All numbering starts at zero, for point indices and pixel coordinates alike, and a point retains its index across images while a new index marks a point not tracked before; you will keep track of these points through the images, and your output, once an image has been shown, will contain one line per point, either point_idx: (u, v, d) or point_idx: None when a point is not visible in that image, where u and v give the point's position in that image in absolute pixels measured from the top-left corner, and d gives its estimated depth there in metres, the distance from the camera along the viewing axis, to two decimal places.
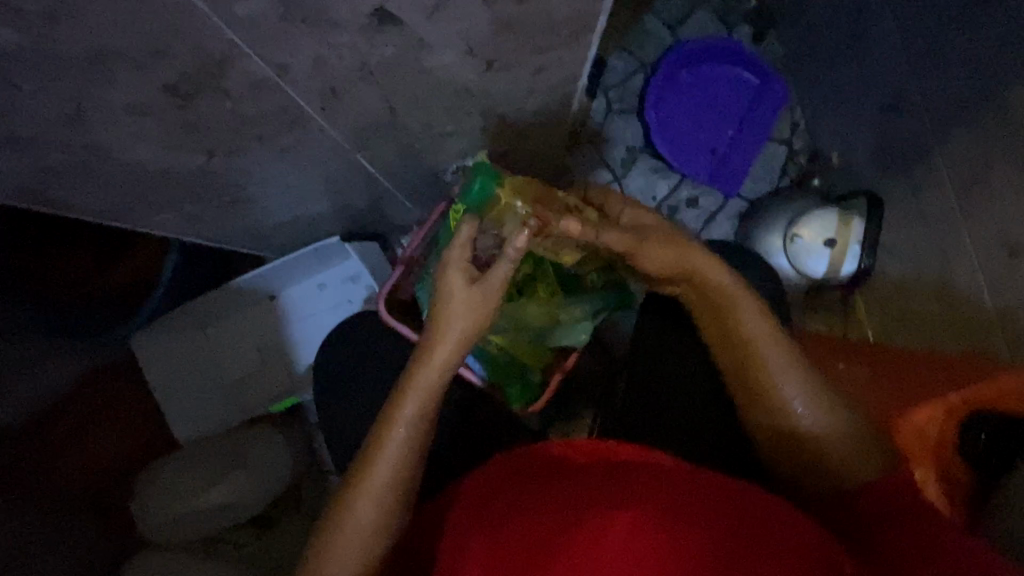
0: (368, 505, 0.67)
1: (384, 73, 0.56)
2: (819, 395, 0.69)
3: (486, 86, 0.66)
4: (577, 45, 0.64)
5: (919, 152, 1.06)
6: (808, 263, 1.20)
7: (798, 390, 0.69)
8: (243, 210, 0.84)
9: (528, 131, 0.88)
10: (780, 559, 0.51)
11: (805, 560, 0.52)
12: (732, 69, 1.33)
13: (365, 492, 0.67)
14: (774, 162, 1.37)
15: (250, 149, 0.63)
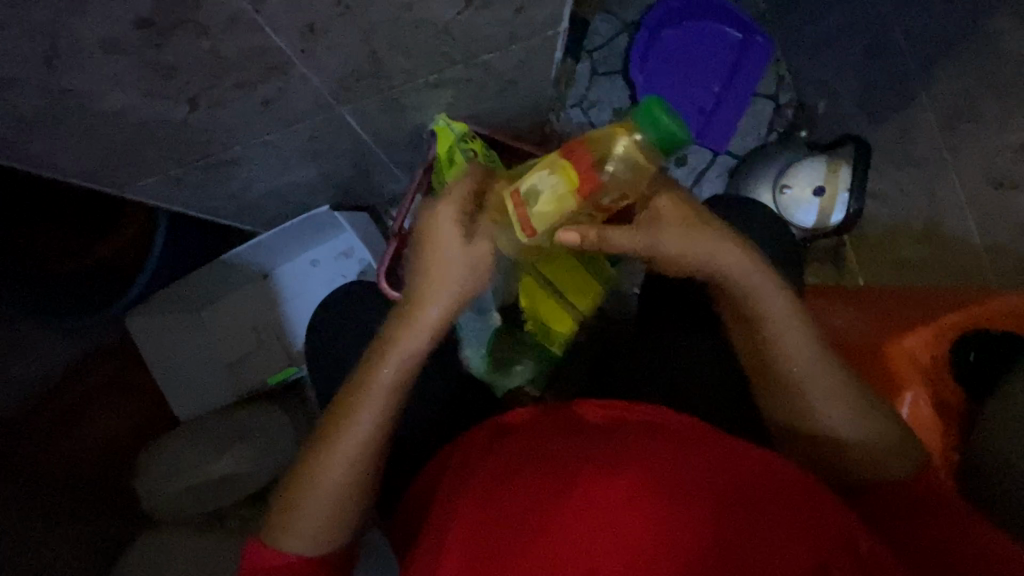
0: (358, 428, 0.66)
1: (362, 8, 0.55)
2: (859, 413, 0.67)
3: (467, 25, 0.65)
4: None
5: (903, 94, 1.07)
6: (800, 212, 1.20)
7: (837, 410, 0.67)
8: (229, 174, 0.84)
9: (512, 83, 0.88)
10: (757, 523, 0.54)
11: (782, 518, 0.55)
12: (715, 24, 1.32)
13: (357, 416, 0.65)
14: (761, 118, 1.35)
15: (231, 98, 0.63)
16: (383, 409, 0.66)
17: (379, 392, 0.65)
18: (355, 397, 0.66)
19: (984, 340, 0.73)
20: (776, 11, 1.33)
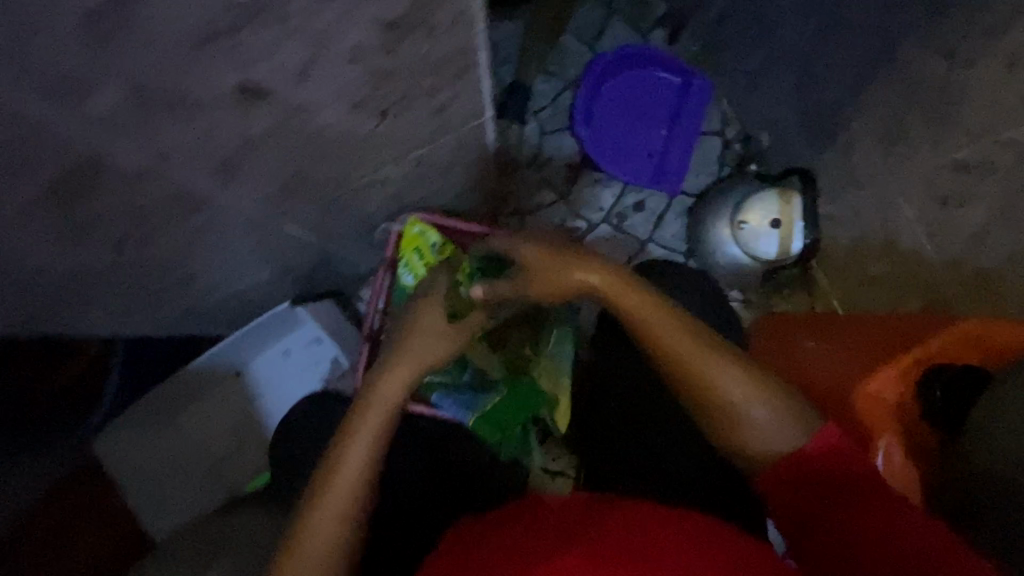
0: (371, 414, 0.75)
1: (271, 141, 0.56)
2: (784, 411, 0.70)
3: (384, 132, 0.66)
4: (467, 81, 0.64)
5: (836, 122, 1.08)
6: (761, 246, 1.21)
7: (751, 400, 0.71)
8: (176, 293, 0.84)
9: (450, 168, 0.88)
10: None
11: None
12: (651, 73, 1.35)
13: (373, 402, 0.75)
14: (710, 155, 1.38)
15: (158, 235, 0.63)
16: (372, 439, 0.74)
17: (389, 395, 0.76)
18: (347, 433, 0.74)
19: (948, 377, 0.73)
20: (709, 51, 1.35)
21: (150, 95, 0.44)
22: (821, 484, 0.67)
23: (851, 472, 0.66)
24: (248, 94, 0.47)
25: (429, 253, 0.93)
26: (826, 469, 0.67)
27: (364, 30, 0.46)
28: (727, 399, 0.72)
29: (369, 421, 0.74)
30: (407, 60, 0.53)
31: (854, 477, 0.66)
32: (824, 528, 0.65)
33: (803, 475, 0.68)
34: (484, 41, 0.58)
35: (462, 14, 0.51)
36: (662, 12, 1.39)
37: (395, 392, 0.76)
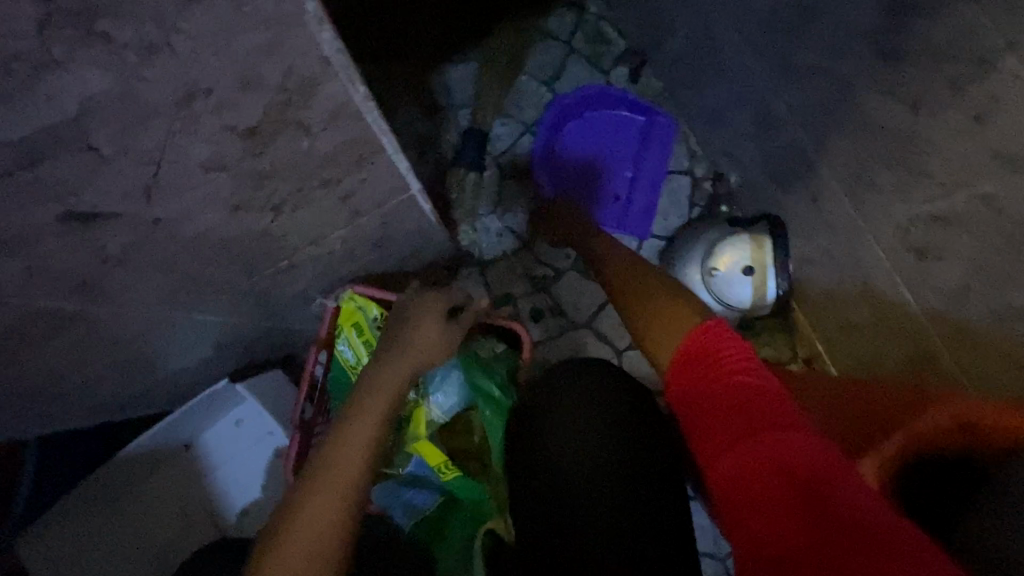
0: (378, 401, 0.69)
1: (136, 254, 0.49)
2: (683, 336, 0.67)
3: (286, 223, 0.59)
4: (374, 166, 0.57)
5: (804, 165, 1.01)
6: (733, 293, 1.14)
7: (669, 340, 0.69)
8: (80, 393, 0.76)
9: (382, 239, 0.81)
10: None
11: None
12: (610, 112, 1.31)
13: (377, 387, 0.71)
14: (680, 195, 1.31)
15: (28, 355, 0.56)
16: (360, 464, 0.64)
17: (373, 420, 0.68)
18: (326, 459, 0.63)
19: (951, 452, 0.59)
20: (673, 88, 1.30)
21: None
22: (713, 404, 0.59)
23: (743, 384, 0.58)
24: (82, 224, 0.40)
25: (369, 330, 0.86)
26: (708, 371, 0.61)
27: (215, 142, 0.40)
28: (666, 338, 0.70)
29: (378, 407, 0.69)
30: (286, 159, 0.47)
31: (741, 379, 0.58)
32: (724, 452, 0.55)
33: (699, 395, 0.61)
34: (382, 129, 0.51)
35: (341, 110, 0.44)
36: (622, 49, 1.33)
37: (403, 376, 0.73)
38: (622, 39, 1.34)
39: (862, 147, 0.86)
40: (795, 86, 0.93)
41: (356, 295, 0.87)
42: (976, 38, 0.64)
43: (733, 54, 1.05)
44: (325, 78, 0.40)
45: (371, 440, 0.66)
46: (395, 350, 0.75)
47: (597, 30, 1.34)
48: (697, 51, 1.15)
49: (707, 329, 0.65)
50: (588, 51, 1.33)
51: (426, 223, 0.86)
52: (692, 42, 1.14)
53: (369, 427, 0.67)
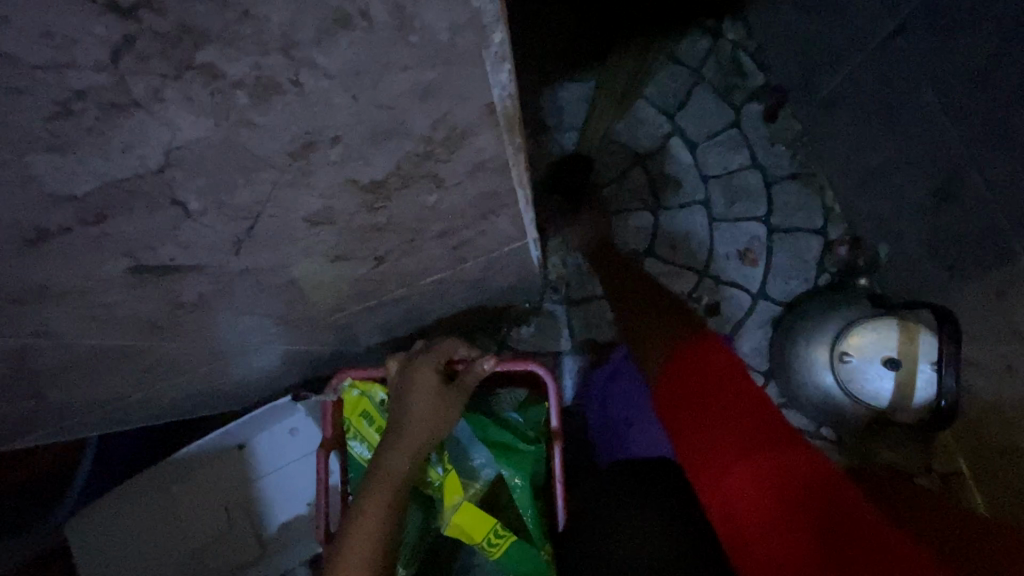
0: (399, 455, 0.67)
1: (216, 301, 0.42)
2: None
3: (385, 271, 0.50)
4: (500, 220, 0.47)
5: (995, 254, 0.82)
6: (869, 388, 0.94)
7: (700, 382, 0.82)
8: (146, 403, 0.72)
9: (481, 282, 0.71)
10: None
11: None
12: (733, 159, 1.16)
13: (396, 445, 0.67)
14: (807, 258, 1.13)
15: (95, 378, 0.52)
16: (378, 527, 0.61)
17: (392, 479, 0.65)
18: (350, 524, 0.61)
19: None
20: (816, 135, 1.13)
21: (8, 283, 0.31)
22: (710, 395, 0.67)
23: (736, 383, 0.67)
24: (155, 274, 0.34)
25: (379, 415, 0.78)
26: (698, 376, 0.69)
27: (326, 193, 0.32)
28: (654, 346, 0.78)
29: (399, 466, 0.66)
30: (405, 214, 0.38)
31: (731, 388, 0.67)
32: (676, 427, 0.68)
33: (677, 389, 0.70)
34: (522, 183, 0.41)
35: (488, 162, 0.35)
36: (759, 84, 1.18)
37: (428, 431, 0.69)
38: (760, 73, 1.19)
39: None
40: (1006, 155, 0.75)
41: (356, 381, 0.80)
42: None
43: (913, 108, 0.87)
44: (479, 128, 0.31)
45: (389, 498, 0.63)
46: (408, 404, 0.70)
47: (733, 61, 1.19)
48: (860, 99, 0.98)
49: (686, 346, 0.73)
50: (719, 83, 1.18)
51: (528, 269, 0.75)
52: (858, 87, 0.97)
53: (388, 485, 0.64)
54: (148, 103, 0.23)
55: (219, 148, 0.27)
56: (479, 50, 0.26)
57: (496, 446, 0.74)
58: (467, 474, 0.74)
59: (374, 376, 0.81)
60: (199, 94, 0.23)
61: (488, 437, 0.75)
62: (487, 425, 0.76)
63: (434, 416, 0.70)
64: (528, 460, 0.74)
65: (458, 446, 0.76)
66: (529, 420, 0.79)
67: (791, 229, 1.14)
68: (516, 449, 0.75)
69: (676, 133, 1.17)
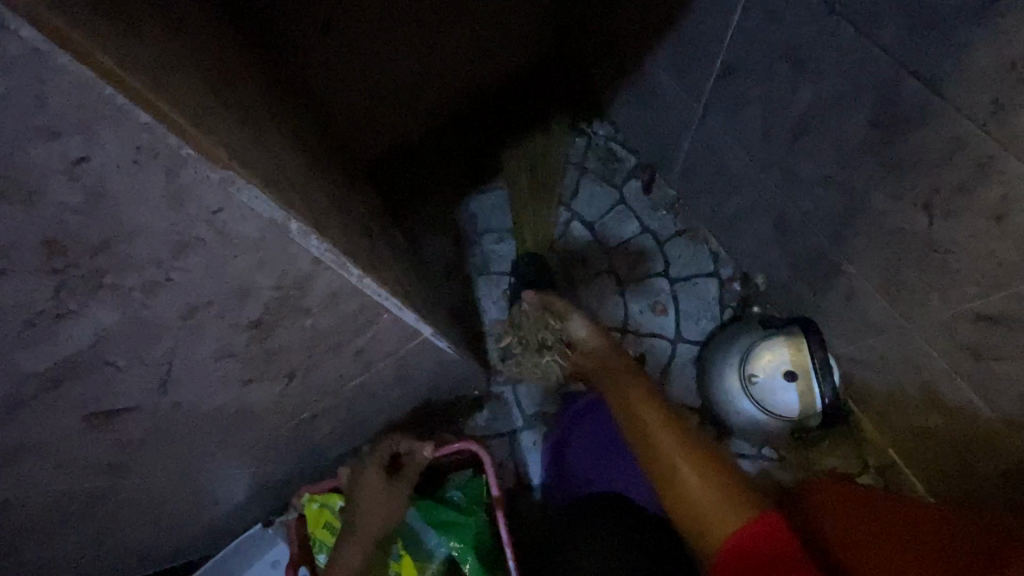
0: (354, 546, 0.76)
1: (158, 437, 0.54)
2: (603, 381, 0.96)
3: (299, 386, 0.62)
4: (381, 328, 0.60)
5: (831, 266, 0.98)
6: (777, 401, 1.07)
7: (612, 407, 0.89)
8: (120, 555, 0.79)
9: (400, 380, 0.82)
10: None
11: None
12: (624, 227, 1.32)
13: (349, 540, 0.76)
14: (708, 297, 1.27)
15: (70, 525, 0.61)
16: None
17: (350, 559, 0.75)
18: None
19: None
20: (686, 196, 1.30)
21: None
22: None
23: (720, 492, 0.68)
24: (106, 417, 0.47)
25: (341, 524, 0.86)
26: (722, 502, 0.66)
27: (221, 337, 0.46)
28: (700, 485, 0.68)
29: (354, 556, 0.75)
30: (288, 337, 0.51)
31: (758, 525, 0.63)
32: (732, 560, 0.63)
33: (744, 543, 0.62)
34: (381, 297, 0.54)
35: (339, 290, 0.49)
36: (633, 164, 1.35)
37: (378, 521, 0.78)
38: (630, 156, 1.36)
39: (880, 249, 0.85)
40: (804, 192, 0.94)
41: (316, 494, 0.88)
42: (970, 146, 0.66)
43: (737, 165, 1.07)
44: (319, 272, 0.46)
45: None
46: (358, 501, 0.79)
47: (607, 150, 1.36)
48: (702, 168, 1.18)
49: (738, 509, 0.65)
50: (599, 170, 1.35)
51: (445, 364, 0.85)
52: (694, 157, 1.18)
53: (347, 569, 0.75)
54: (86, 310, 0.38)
55: (136, 327, 0.41)
56: (287, 235, 0.42)
57: (444, 527, 0.84)
58: (421, 557, 0.82)
59: (331, 485, 0.89)
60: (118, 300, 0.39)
61: (433, 516, 0.84)
62: (431, 506, 0.85)
63: (381, 510, 0.79)
64: (469, 528, 0.84)
65: (412, 531, 0.84)
66: (471, 492, 0.88)
67: (688, 277, 1.29)
68: (459, 522, 0.84)
69: (573, 218, 1.33)
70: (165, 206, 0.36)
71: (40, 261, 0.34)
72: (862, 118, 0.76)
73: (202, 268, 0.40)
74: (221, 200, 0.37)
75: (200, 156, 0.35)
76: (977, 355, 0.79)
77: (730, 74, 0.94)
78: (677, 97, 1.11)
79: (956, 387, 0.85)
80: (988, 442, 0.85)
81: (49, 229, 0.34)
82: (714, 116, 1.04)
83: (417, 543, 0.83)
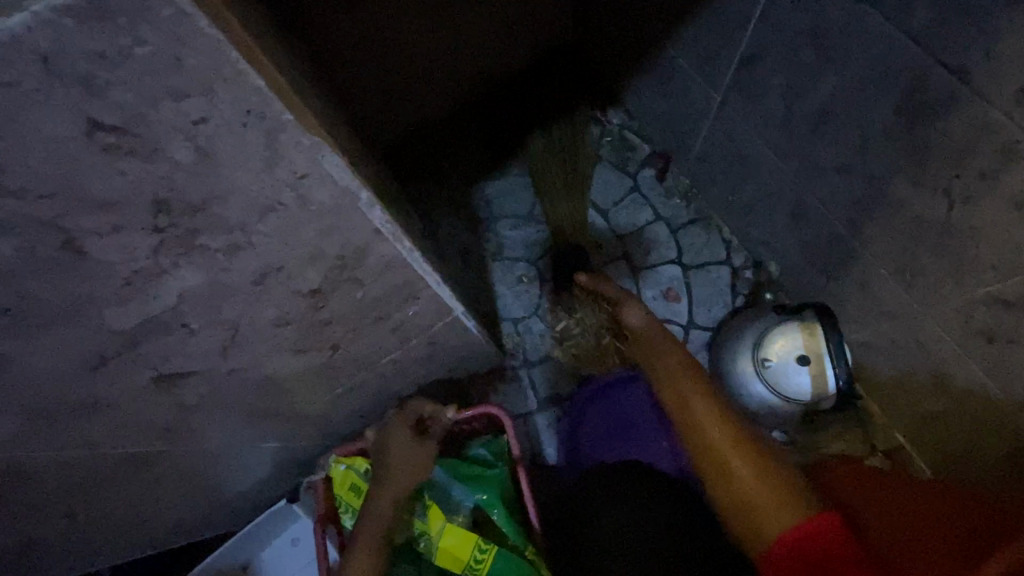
0: (382, 501, 0.78)
1: (209, 403, 0.56)
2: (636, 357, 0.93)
3: (339, 358, 0.64)
4: (422, 302, 0.61)
5: (846, 253, 1.00)
6: (790, 384, 1.09)
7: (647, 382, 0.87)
8: (154, 523, 0.81)
9: (428, 358, 0.84)
10: None
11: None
12: (639, 214, 1.34)
13: (377, 494, 0.79)
14: (720, 285, 1.29)
15: (117, 488, 0.63)
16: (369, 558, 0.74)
17: (381, 513, 0.77)
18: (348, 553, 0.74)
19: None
20: (701, 184, 1.31)
21: (71, 405, 0.45)
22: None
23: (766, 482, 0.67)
24: (168, 379, 0.49)
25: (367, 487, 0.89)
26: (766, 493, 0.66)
27: (279, 305, 0.48)
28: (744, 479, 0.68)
29: (382, 510, 0.78)
30: (339, 308, 0.53)
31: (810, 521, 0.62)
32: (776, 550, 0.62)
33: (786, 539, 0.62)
34: (427, 271, 0.56)
35: (391, 263, 0.51)
36: (647, 153, 1.37)
37: (410, 476, 0.81)
38: (645, 144, 1.37)
39: (898, 235, 0.87)
40: (822, 179, 0.95)
41: (342, 457, 0.90)
42: (994, 133, 0.67)
43: (755, 152, 1.08)
44: (376, 242, 0.48)
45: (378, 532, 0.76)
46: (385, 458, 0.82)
47: (622, 138, 1.38)
48: (718, 156, 1.20)
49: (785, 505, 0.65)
50: (614, 157, 1.37)
51: (471, 343, 0.87)
52: (711, 145, 1.19)
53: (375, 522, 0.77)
54: (165, 272, 0.40)
55: (206, 291, 0.43)
56: (355, 204, 0.43)
57: (470, 481, 0.87)
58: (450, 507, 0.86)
59: (356, 449, 0.91)
60: (193, 265, 0.41)
61: (458, 472, 0.88)
62: (456, 464, 0.89)
63: (408, 467, 0.81)
64: (493, 482, 0.87)
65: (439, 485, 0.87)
66: (493, 450, 0.90)
67: (702, 264, 1.31)
68: (483, 475, 0.87)
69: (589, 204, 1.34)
70: (262, 169, 0.38)
71: (142, 220, 0.36)
72: (886, 106, 0.78)
73: (273, 235, 0.42)
74: (306, 165, 0.39)
75: (297, 121, 0.37)
76: (990, 339, 0.82)
77: (752, 61, 0.96)
78: (697, 84, 1.12)
79: (967, 370, 0.88)
80: (998, 423, 0.88)
81: (155, 189, 0.35)
82: (735, 104, 1.05)
83: (444, 494, 0.87)
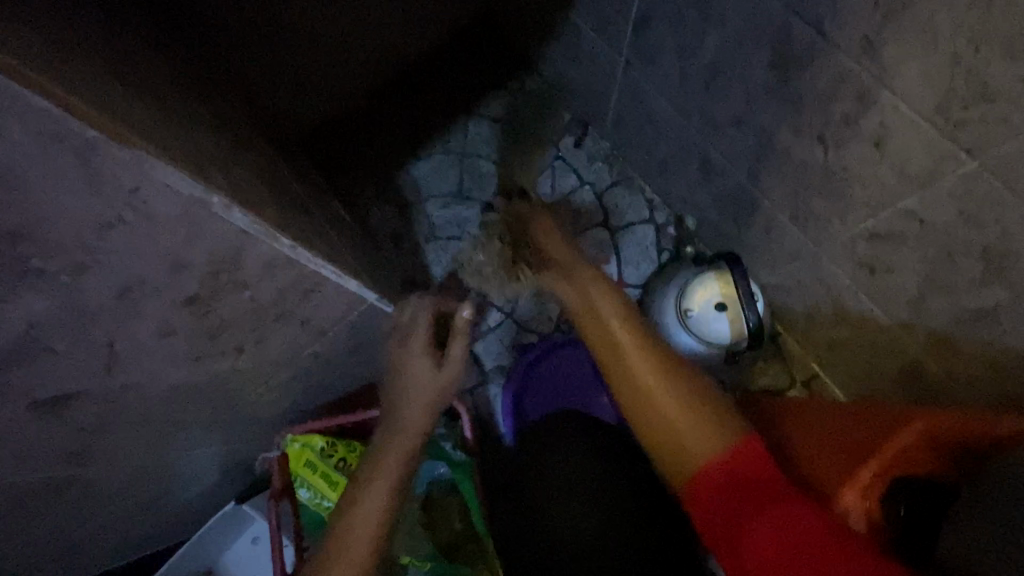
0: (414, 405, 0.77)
1: (111, 417, 0.57)
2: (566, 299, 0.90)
3: (249, 361, 0.64)
4: (322, 296, 0.61)
5: (751, 203, 1.05)
6: (711, 330, 1.15)
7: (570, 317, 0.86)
8: (94, 542, 0.81)
9: (353, 350, 0.84)
10: None
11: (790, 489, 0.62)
12: (563, 181, 1.35)
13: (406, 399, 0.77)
14: (646, 243, 1.34)
15: (38, 510, 0.64)
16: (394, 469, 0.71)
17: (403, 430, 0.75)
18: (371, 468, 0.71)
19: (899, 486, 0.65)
20: (620, 147, 1.34)
21: None
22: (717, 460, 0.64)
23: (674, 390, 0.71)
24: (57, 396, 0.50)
25: (322, 464, 0.91)
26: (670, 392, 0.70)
27: (156, 314, 0.50)
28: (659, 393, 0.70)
29: (408, 424, 0.76)
30: (226, 311, 0.54)
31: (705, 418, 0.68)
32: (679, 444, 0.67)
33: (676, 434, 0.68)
34: (320, 265, 0.56)
35: (272, 260, 0.52)
36: (566, 120, 1.37)
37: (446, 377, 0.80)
38: (563, 111, 1.38)
39: (790, 181, 0.92)
40: (722, 135, 0.99)
41: (297, 435, 0.91)
42: (851, 81, 0.72)
43: (660, 112, 1.11)
44: (246, 243, 0.49)
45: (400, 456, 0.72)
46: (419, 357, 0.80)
47: (540, 107, 1.38)
48: (628, 119, 1.22)
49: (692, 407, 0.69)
50: (534, 127, 1.37)
51: None
52: (621, 108, 1.22)
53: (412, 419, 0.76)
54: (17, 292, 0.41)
55: (66, 307, 0.44)
56: (209, 209, 0.45)
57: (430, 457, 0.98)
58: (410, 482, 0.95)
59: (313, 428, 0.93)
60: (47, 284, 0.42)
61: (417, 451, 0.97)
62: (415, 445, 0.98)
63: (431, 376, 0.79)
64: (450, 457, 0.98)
65: None
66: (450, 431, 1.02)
67: (628, 225, 1.34)
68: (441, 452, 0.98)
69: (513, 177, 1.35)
70: (81, 191, 0.39)
71: None
72: (761, 62, 0.82)
73: (124, 249, 0.44)
74: (136, 180, 0.41)
75: (106, 136, 0.38)
76: (873, 270, 0.89)
77: (644, 25, 0.98)
78: (598, 48, 1.13)
79: (859, 300, 0.96)
80: (891, 345, 0.96)
81: None
82: (636, 67, 1.08)
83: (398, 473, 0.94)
